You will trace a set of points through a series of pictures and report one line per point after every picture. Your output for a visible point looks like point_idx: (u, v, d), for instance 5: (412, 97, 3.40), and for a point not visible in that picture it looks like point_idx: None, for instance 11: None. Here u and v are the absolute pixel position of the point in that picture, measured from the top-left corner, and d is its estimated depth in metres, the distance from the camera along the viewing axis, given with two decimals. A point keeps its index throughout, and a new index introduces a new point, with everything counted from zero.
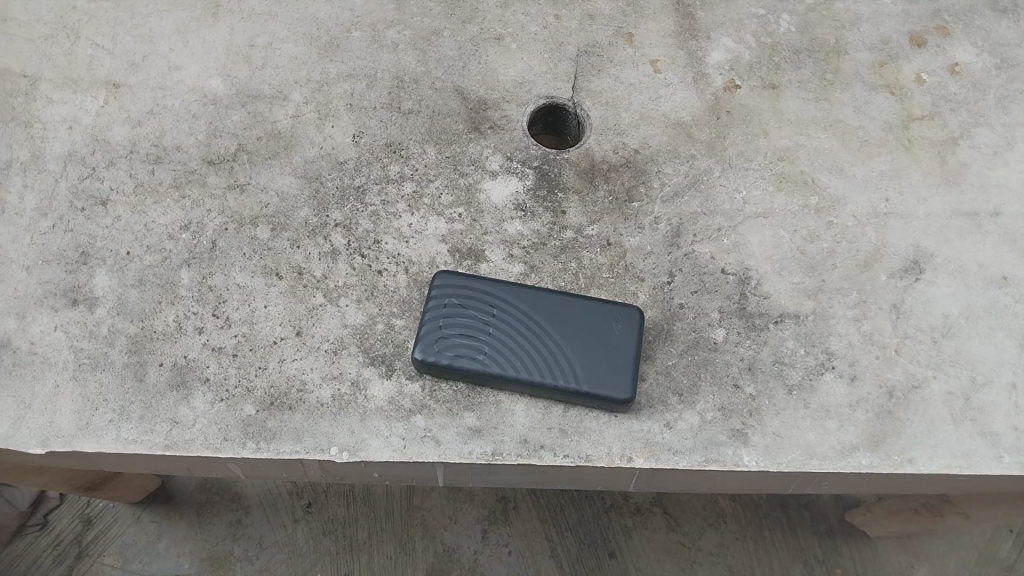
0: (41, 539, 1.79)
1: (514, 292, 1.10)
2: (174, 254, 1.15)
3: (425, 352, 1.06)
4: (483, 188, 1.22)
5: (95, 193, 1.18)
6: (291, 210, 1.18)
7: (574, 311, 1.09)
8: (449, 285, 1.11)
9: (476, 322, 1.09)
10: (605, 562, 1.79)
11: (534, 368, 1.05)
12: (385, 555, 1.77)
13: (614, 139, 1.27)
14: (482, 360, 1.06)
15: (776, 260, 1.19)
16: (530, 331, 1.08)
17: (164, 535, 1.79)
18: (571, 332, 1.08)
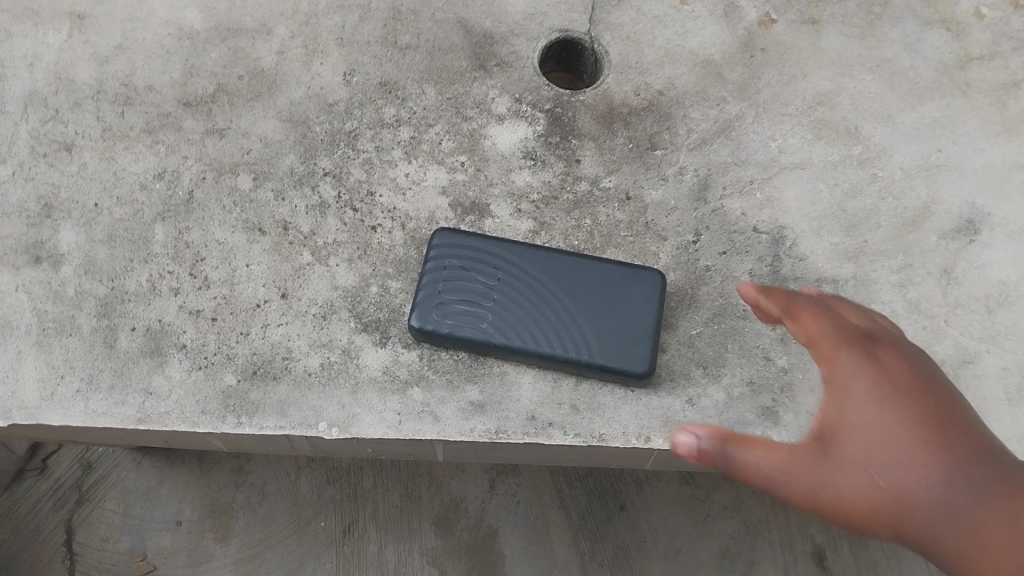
0: (40, 483, 1.58)
1: (521, 254, 1.00)
2: (147, 206, 1.04)
3: (423, 320, 0.96)
4: (488, 133, 1.09)
5: (59, 137, 1.07)
6: (275, 157, 1.07)
7: (589, 275, 0.98)
8: (449, 245, 1.00)
9: (479, 287, 0.98)
10: (615, 514, 1.56)
11: (544, 339, 0.95)
12: (390, 505, 1.55)
13: (635, 79, 1.14)
14: (486, 329, 0.96)
15: (813, 218, 1.07)
16: (538, 297, 0.98)
17: (168, 478, 1.58)
18: (585, 299, 0.97)
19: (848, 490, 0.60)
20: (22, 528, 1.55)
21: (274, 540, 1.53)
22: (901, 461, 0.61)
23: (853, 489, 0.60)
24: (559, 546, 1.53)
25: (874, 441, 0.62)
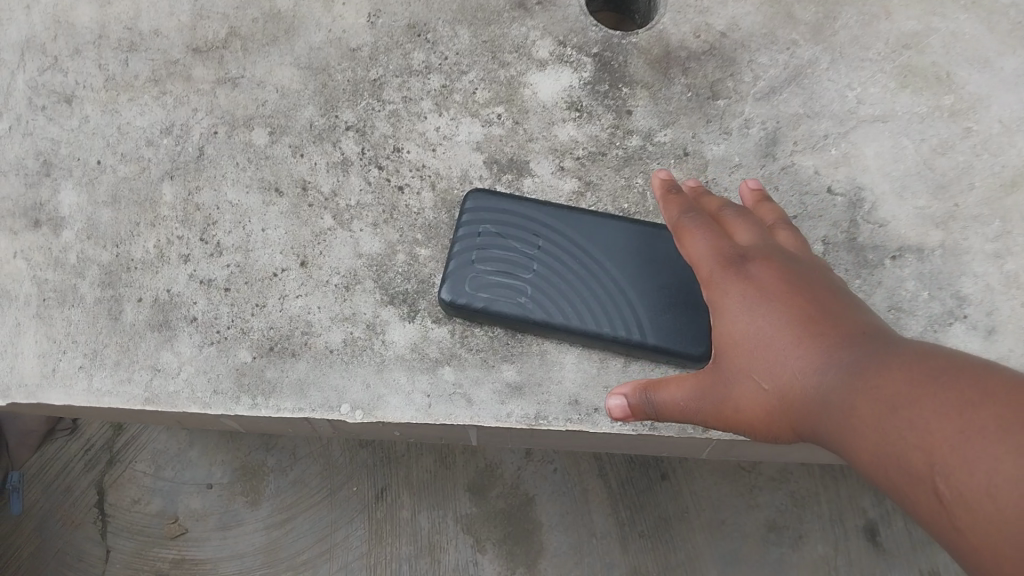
0: (64, 443, 1.36)
1: (565, 219, 0.89)
2: (153, 164, 0.95)
3: (454, 293, 0.86)
4: (528, 81, 0.98)
5: (59, 88, 0.98)
6: (293, 109, 0.97)
7: (642, 242, 0.87)
8: (483, 209, 0.90)
9: (517, 256, 0.88)
10: (657, 485, 1.31)
11: (590, 316, 0.85)
12: (424, 470, 1.32)
13: (695, 18, 1.00)
14: (524, 303, 0.86)
15: (896, 179, 0.94)
16: (584, 268, 0.87)
17: (202, 436, 1.36)
18: (639, 271, 0.86)
19: (747, 407, 0.63)
20: (54, 489, 1.34)
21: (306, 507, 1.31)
22: (782, 355, 0.61)
23: (750, 401, 0.63)
24: (597, 515, 1.29)
25: (758, 353, 0.63)
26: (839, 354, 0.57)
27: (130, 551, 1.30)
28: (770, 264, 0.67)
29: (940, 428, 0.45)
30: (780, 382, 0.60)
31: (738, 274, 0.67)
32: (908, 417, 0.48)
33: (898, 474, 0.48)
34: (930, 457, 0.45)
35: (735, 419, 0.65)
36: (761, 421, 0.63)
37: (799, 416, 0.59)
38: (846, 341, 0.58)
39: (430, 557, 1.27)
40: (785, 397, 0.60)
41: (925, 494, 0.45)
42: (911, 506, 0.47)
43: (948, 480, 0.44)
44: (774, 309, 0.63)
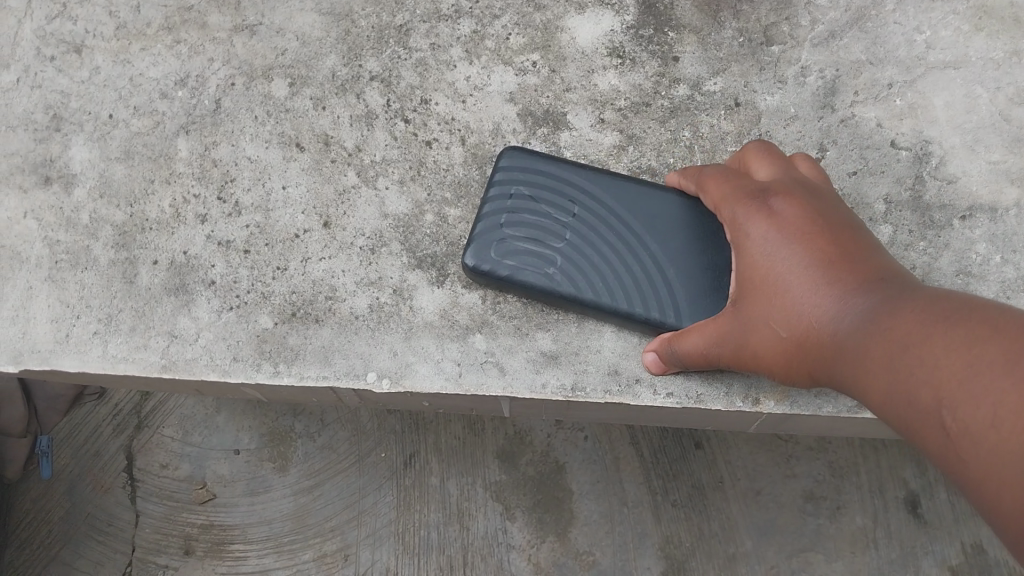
0: (93, 407, 1.34)
1: (605, 186, 0.82)
2: (168, 117, 0.90)
3: (478, 259, 0.81)
4: (566, 25, 0.91)
5: (68, 37, 0.93)
6: (314, 58, 0.91)
7: (688, 214, 0.80)
8: (518, 169, 0.83)
9: (550, 223, 0.82)
10: (691, 455, 1.25)
11: (624, 293, 0.79)
12: (453, 437, 1.27)
13: None
14: (553, 276, 0.80)
15: (967, 131, 0.86)
16: (622, 241, 0.81)
17: (228, 402, 1.33)
18: (682, 245, 0.79)
19: (762, 350, 0.63)
20: (82, 453, 1.32)
21: (333, 473, 1.27)
22: (795, 295, 0.60)
23: (764, 344, 0.63)
24: (630, 485, 1.23)
25: (769, 296, 0.62)
26: (850, 295, 0.57)
27: (158, 516, 1.27)
28: (787, 197, 0.65)
29: (956, 365, 0.46)
30: (794, 323, 0.60)
31: (748, 213, 0.65)
32: (922, 354, 0.48)
33: (910, 411, 0.48)
34: (942, 395, 0.46)
35: (750, 361, 0.65)
36: (776, 364, 0.63)
37: (814, 356, 0.59)
38: (859, 280, 0.57)
39: (459, 524, 1.23)
40: (799, 337, 0.60)
41: (934, 431, 0.46)
42: (920, 442, 0.48)
43: (958, 417, 0.44)
44: (786, 246, 0.62)
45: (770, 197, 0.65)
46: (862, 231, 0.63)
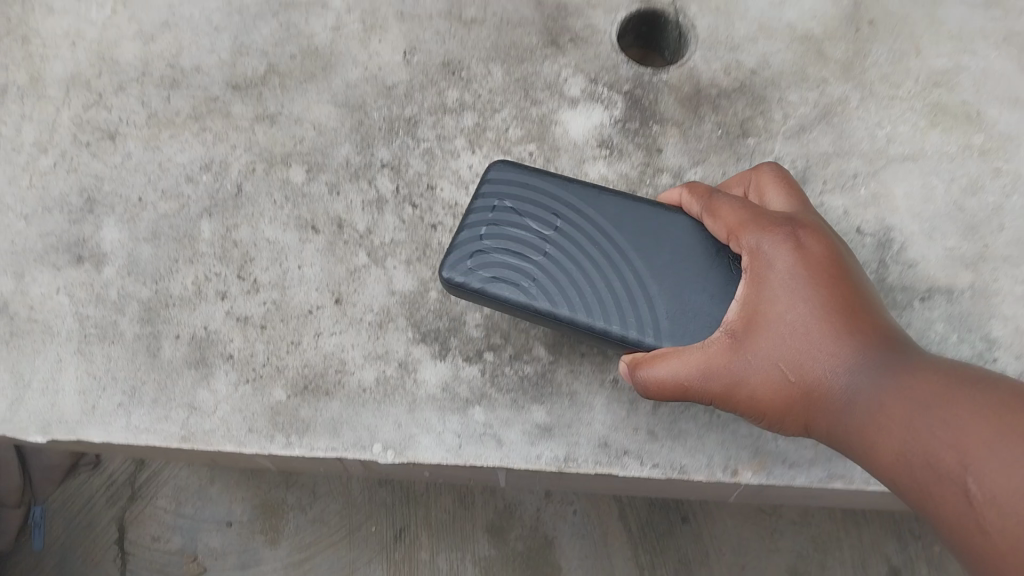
0: (88, 477, 1.37)
1: (589, 207, 0.85)
2: (192, 201, 0.97)
3: (452, 269, 0.82)
4: (560, 119, 1.00)
5: (103, 125, 1.01)
6: (329, 146, 0.99)
7: (671, 237, 0.83)
8: (505, 183, 0.87)
9: (530, 240, 0.84)
10: (677, 528, 1.30)
11: (599, 311, 0.80)
12: (443, 510, 1.31)
13: (726, 55, 1.02)
14: (528, 290, 0.81)
15: (925, 220, 0.95)
16: (601, 259, 0.83)
17: (222, 472, 1.36)
18: (667, 266, 0.81)
19: (759, 388, 0.69)
20: (76, 523, 1.35)
21: (324, 546, 1.30)
22: (810, 339, 0.67)
23: (763, 381, 0.69)
24: (616, 558, 1.27)
25: (781, 336, 0.69)
26: (868, 357, 0.65)
27: None
28: (811, 234, 0.72)
29: (972, 426, 0.55)
30: (805, 366, 0.67)
31: (770, 246, 0.72)
32: (943, 415, 0.58)
33: (927, 465, 0.58)
34: (960, 454, 0.55)
35: (739, 397, 0.70)
36: (769, 401, 0.69)
37: (820, 400, 0.67)
38: (874, 343, 0.66)
39: None
40: (807, 379, 0.67)
41: (942, 484, 0.56)
42: (925, 492, 0.58)
43: (973, 476, 0.54)
44: (807, 287, 0.68)
45: (790, 236, 0.72)
46: (864, 282, 0.72)
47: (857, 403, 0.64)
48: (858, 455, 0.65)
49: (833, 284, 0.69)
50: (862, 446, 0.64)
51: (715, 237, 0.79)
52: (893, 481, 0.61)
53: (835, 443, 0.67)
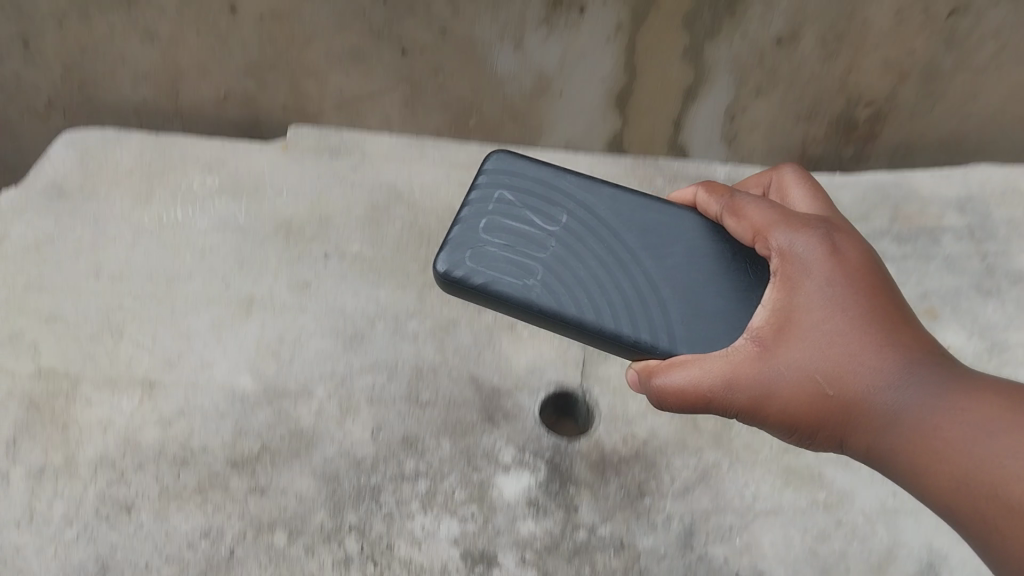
0: None
1: (571, 194, 1.26)
2: (190, 564, 1.15)
3: (450, 266, 1.19)
4: (495, 482, 1.23)
5: (121, 498, 1.20)
6: (307, 514, 1.19)
7: (647, 220, 1.23)
8: (498, 184, 1.28)
9: (527, 228, 1.23)
10: None
11: (610, 317, 1.14)
12: None
13: (624, 429, 1.28)
14: (533, 284, 1.17)
15: (788, 565, 1.16)
16: (590, 242, 1.21)
17: None
18: (673, 263, 1.18)
19: (792, 391, 0.94)
20: None
21: None
22: (841, 344, 0.93)
23: (795, 388, 0.93)
24: None
25: (822, 346, 0.94)
26: (907, 373, 0.90)
27: None
28: (846, 241, 1.01)
29: (993, 433, 0.80)
30: (836, 371, 0.92)
31: (802, 244, 1.01)
32: (971, 427, 0.82)
33: (959, 458, 0.82)
34: (987, 456, 0.79)
35: (772, 406, 0.95)
36: (801, 408, 0.94)
37: (852, 408, 0.91)
38: (909, 359, 0.91)
39: None
40: (838, 387, 0.92)
41: (971, 479, 0.80)
42: (954, 483, 0.81)
43: (999, 470, 0.78)
44: (841, 304, 0.95)
45: (818, 236, 1.01)
46: (893, 293, 0.98)
47: (894, 417, 0.89)
48: (893, 458, 0.89)
49: (860, 298, 0.95)
50: (899, 452, 0.88)
51: (739, 231, 1.11)
52: (925, 481, 0.85)
53: (868, 448, 0.91)
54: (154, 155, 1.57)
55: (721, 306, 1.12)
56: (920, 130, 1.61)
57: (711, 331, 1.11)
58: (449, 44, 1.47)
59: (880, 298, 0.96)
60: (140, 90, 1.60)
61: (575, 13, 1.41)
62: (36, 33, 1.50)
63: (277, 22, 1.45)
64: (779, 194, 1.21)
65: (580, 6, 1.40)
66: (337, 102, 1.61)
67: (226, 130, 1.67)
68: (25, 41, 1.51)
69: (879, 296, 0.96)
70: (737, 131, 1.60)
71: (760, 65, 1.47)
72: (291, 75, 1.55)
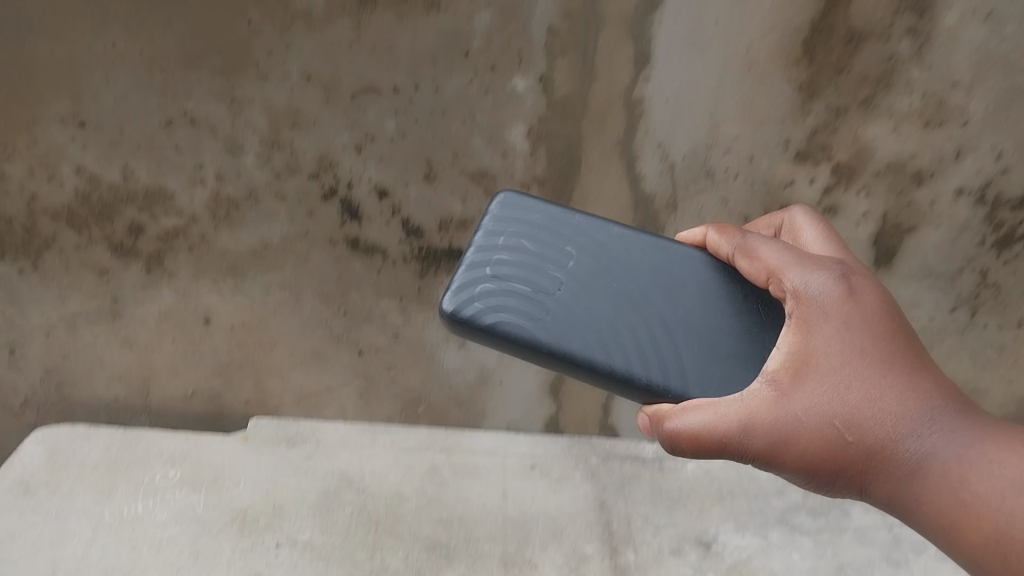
0: None
1: (585, 232, 1.19)
2: None
3: (458, 305, 1.14)
4: None
5: None
6: None
7: (659, 262, 1.17)
8: (512, 209, 1.21)
9: (538, 264, 1.16)
10: None
11: (618, 356, 1.10)
12: None
13: None
14: (543, 321, 1.12)
15: None
16: (603, 287, 1.15)
17: None
18: (686, 305, 1.13)
19: (812, 434, 0.91)
20: None
21: None
22: (862, 388, 0.90)
23: (815, 432, 0.91)
24: None
25: (844, 387, 0.91)
26: (935, 416, 0.88)
27: None
28: (860, 282, 0.97)
29: (1017, 493, 0.81)
30: (857, 417, 0.90)
31: (817, 283, 0.96)
32: (990, 481, 0.83)
33: (980, 516, 0.83)
34: (1009, 516, 0.81)
35: (790, 451, 0.92)
36: (820, 452, 0.91)
37: (875, 454, 0.89)
38: (936, 400, 0.89)
39: None
40: (858, 433, 0.90)
41: (994, 540, 0.81)
42: (975, 539, 0.83)
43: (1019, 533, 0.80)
44: (859, 346, 0.92)
45: (831, 275, 0.97)
46: (905, 323, 0.96)
47: (918, 467, 0.88)
48: (919, 507, 0.88)
49: (878, 341, 0.92)
50: (923, 504, 0.88)
51: (755, 272, 1.05)
52: (949, 534, 0.85)
53: (886, 493, 0.91)
54: (121, 450, 1.65)
55: (731, 343, 1.09)
56: None
57: (724, 373, 1.07)
58: (400, 345, 1.64)
59: (899, 336, 0.93)
60: (115, 388, 1.71)
61: None
62: (22, 345, 1.63)
63: (246, 330, 1.62)
64: (791, 238, 1.17)
65: None
66: (296, 395, 1.73)
67: (190, 423, 1.76)
68: (11, 350, 1.63)
69: (899, 335, 0.93)
70: None
71: None
72: (255, 373, 1.69)
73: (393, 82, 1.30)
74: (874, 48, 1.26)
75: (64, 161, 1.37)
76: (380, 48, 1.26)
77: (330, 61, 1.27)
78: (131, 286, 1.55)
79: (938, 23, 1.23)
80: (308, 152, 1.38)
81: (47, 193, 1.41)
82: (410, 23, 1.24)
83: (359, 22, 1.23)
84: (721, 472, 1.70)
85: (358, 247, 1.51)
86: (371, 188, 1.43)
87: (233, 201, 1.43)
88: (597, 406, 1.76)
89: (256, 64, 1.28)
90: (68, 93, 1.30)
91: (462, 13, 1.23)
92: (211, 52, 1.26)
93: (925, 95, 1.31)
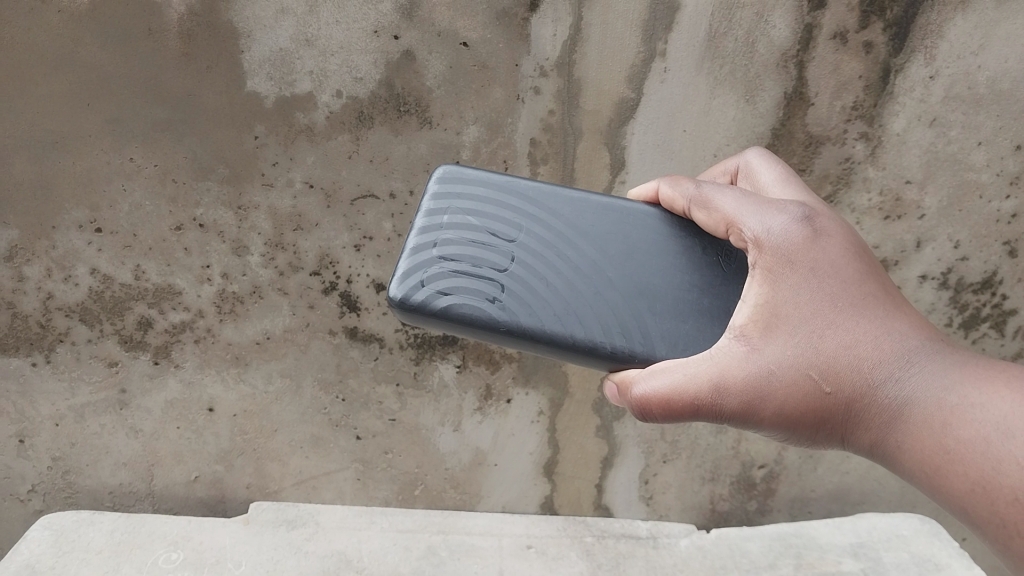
0: None
1: (534, 201, 1.01)
2: None
3: (406, 292, 0.97)
4: None
5: None
6: None
7: (616, 228, 1.00)
8: (451, 188, 1.02)
9: (486, 240, 1.00)
10: None
11: (585, 327, 0.96)
12: None
13: None
14: (498, 301, 0.97)
15: None
16: (561, 257, 0.98)
17: None
18: (653, 264, 0.98)
19: (784, 388, 0.82)
20: None
21: None
22: (834, 337, 0.82)
23: (788, 386, 0.82)
24: None
25: (815, 336, 0.82)
26: (914, 357, 0.80)
27: None
28: (828, 222, 0.86)
29: (1002, 435, 0.73)
30: (831, 367, 0.81)
31: (777, 228, 0.85)
32: (973, 423, 0.75)
33: (960, 467, 0.75)
34: (994, 460, 0.73)
35: (765, 408, 0.83)
36: (797, 406, 0.82)
37: (854, 405, 0.82)
38: (913, 339, 0.81)
39: None
40: (835, 383, 0.81)
41: (981, 485, 0.73)
42: (960, 488, 0.75)
43: (1007, 478, 0.71)
44: (826, 294, 0.83)
45: (791, 216, 0.86)
46: (874, 261, 0.87)
47: (900, 413, 0.80)
48: (906, 457, 0.80)
49: (848, 285, 0.83)
50: (906, 452, 0.80)
51: (712, 226, 0.92)
52: (934, 483, 0.77)
53: (868, 439, 0.83)
54: (126, 534, 1.55)
55: (695, 299, 0.96)
56: (809, 485, 1.76)
57: (691, 328, 0.94)
58: (397, 430, 1.70)
59: (868, 276, 0.85)
60: (119, 475, 1.71)
61: (504, 402, 1.68)
62: (30, 434, 1.68)
63: (249, 418, 1.68)
64: (748, 187, 1.03)
65: (507, 397, 1.68)
66: (295, 479, 1.73)
67: (192, 507, 1.73)
68: (20, 439, 1.68)
69: (869, 277, 0.84)
70: (651, 493, 1.77)
71: (662, 437, 1.73)
72: (257, 459, 1.71)
73: (390, 188, 1.52)
74: (832, 150, 1.50)
75: (80, 263, 1.55)
76: (377, 159, 1.51)
77: (331, 170, 1.51)
78: (138, 377, 1.64)
79: (888, 129, 1.49)
80: (309, 251, 1.55)
81: (62, 292, 1.57)
82: (404, 137, 1.49)
83: (357, 136, 1.49)
84: (712, 547, 1.59)
85: (356, 336, 1.61)
86: (369, 282, 1.57)
87: (238, 296, 1.58)
88: (590, 485, 1.78)
89: (261, 173, 1.51)
90: (87, 203, 1.52)
91: (452, 128, 1.49)
92: (219, 165, 1.50)
93: (883, 192, 1.53)
